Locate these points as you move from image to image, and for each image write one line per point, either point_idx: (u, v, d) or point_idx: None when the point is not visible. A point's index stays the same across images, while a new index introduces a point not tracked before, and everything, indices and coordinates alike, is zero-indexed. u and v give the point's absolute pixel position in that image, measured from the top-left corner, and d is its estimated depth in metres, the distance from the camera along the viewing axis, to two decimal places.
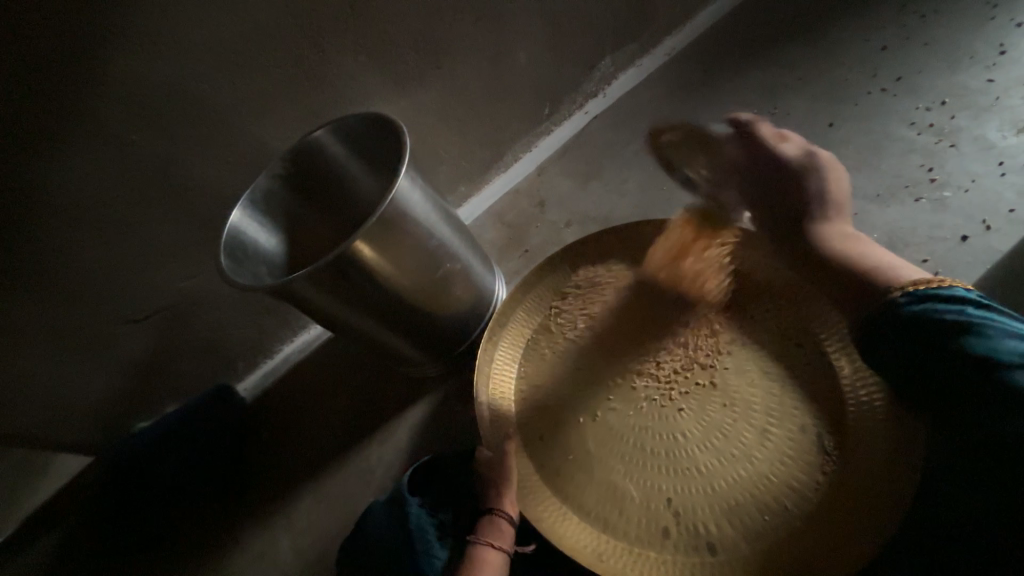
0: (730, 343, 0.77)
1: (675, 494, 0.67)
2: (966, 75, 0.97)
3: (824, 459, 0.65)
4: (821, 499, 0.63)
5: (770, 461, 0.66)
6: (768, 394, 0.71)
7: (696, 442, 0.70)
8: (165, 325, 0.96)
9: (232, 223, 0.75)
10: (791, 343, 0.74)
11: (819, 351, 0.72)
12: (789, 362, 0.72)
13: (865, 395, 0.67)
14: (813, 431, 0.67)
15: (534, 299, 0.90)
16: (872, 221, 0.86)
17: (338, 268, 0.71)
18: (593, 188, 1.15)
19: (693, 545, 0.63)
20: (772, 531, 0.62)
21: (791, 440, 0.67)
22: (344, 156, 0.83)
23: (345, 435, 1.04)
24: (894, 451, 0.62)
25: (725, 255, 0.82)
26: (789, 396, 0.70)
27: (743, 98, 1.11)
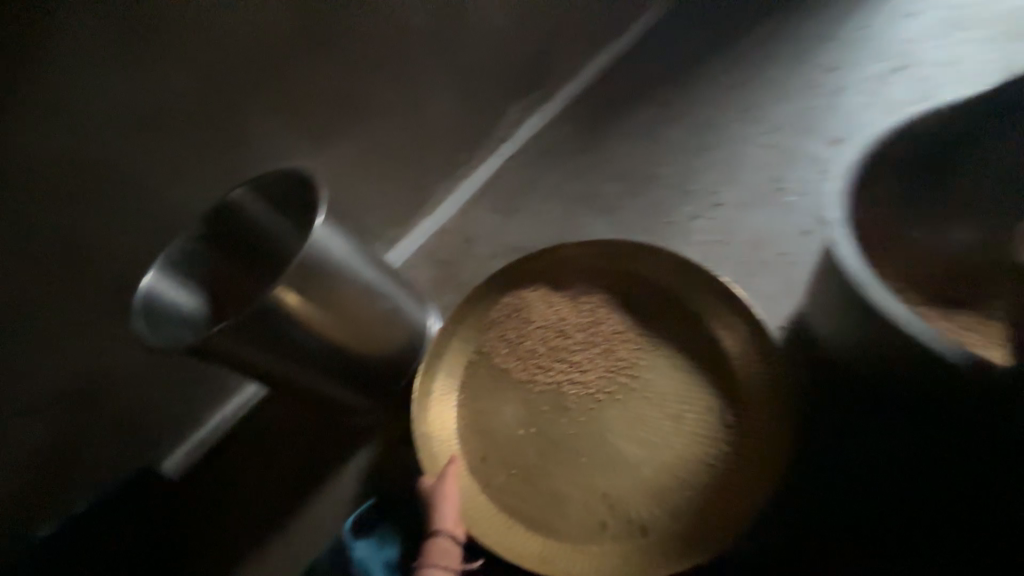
0: (643, 343, 0.86)
1: (609, 488, 0.74)
2: (796, 101, 1.17)
3: (728, 433, 0.74)
4: (728, 469, 0.71)
5: (685, 443, 0.75)
6: (679, 384, 0.80)
7: (622, 437, 0.77)
8: (77, 409, 0.90)
9: (146, 286, 0.74)
10: (692, 337, 0.84)
11: (714, 338, 0.82)
12: (692, 353, 0.82)
13: (752, 370, 0.77)
14: (717, 410, 0.76)
15: (467, 329, 0.95)
16: (740, 227, 1.04)
17: (260, 318, 0.73)
18: (514, 220, 1.24)
19: (626, 531, 0.71)
20: (691, 505, 0.70)
21: (701, 421, 0.76)
22: (264, 212, 0.85)
23: (288, 496, 1.00)
24: (779, 415, 0.72)
25: (629, 268, 0.93)
26: (696, 383, 0.79)
27: (632, 133, 1.27)
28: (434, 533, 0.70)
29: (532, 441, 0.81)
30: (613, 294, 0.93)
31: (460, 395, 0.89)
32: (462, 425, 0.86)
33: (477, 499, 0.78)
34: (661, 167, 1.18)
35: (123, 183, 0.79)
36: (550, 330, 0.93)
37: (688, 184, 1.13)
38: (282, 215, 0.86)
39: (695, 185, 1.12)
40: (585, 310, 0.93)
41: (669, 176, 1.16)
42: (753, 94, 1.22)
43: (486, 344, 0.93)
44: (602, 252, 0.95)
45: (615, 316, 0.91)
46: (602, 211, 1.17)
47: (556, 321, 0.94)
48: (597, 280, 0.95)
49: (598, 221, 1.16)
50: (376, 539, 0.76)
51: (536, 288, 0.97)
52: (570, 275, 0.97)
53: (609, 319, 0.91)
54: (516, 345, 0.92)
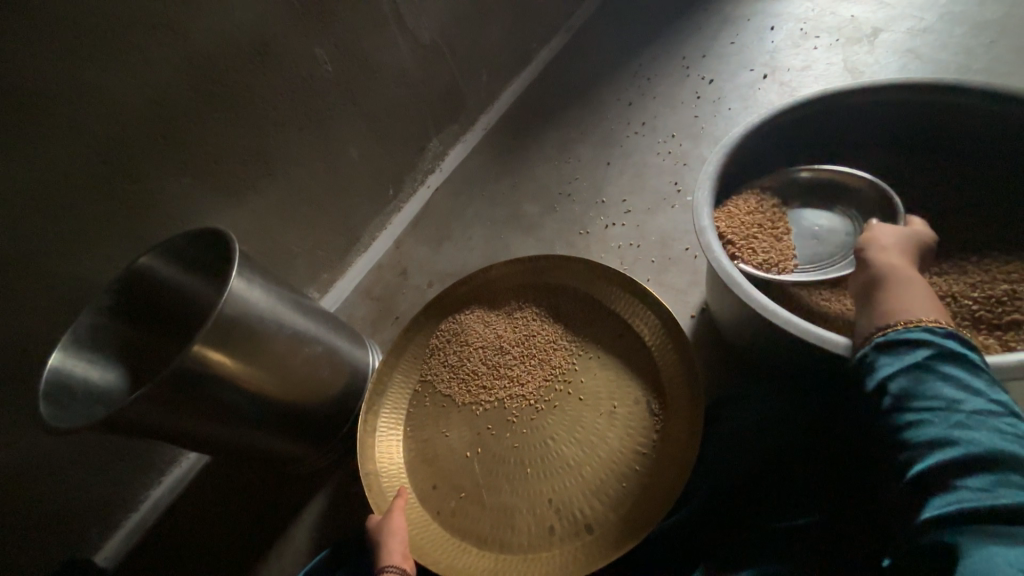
0: (574, 348, 0.91)
1: (554, 493, 0.77)
2: (684, 112, 1.30)
3: (655, 420, 0.79)
4: (659, 454, 0.76)
5: (619, 436, 0.79)
6: (608, 382, 0.85)
7: (563, 441, 0.81)
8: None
9: (52, 365, 0.71)
10: (617, 336, 0.89)
11: (635, 333, 0.88)
12: (617, 350, 0.88)
13: (669, 359, 0.83)
14: (644, 400, 0.81)
15: (407, 360, 0.96)
16: (649, 230, 1.12)
17: (178, 382, 0.71)
18: (446, 248, 1.28)
19: (575, 532, 0.73)
20: (630, 495, 0.74)
21: (631, 413, 0.81)
22: (179, 274, 0.84)
23: (237, 564, 0.94)
24: (696, 398, 0.78)
25: (553, 281, 0.99)
26: (622, 378, 0.85)
27: (547, 153, 1.36)
28: (381, 570, 0.67)
29: (479, 460, 0.83)
30: (542, 307, 0.98)
31: (406, 427, 0.90)
32: (409, 457, 0.86)
33: (429, 527, 0.78)
34: (575, 183, 1.26)
35: (15, 261, 0.76)
36: (488, 349, 0.96)
37: (600, 196, 1.22)
38: (199, 274, 0.85)
39: (607, 196, 1.21)
40: (518, 325, 0.98)
41: (583, 190, 1.24)
42: (647, 109, 1.34)
43: (427, 372, 0.95)
44: (528, 269, 1.01)
45: (546, 328, 0.95)
46: (527, 230, 1.23)
47: (493, 339, 0.97)
48: (526, 296, 1.00)
49: (523, 240, 1.22)
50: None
51: (470, 311, 1.00)
52: (500, 295, 1.01)
53: (541, 331, 0.95)
54: (456, 369, 0.94)
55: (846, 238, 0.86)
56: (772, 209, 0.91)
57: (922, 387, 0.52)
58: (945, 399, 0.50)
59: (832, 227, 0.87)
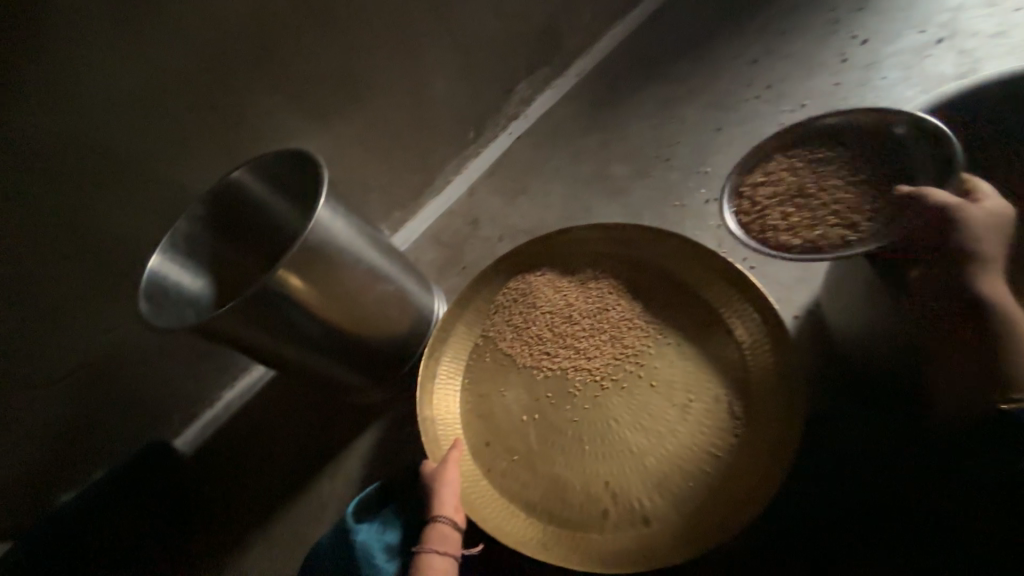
0: (651, 330, 0.84)
1: (611, 476, 0.74)
2: (821, 78, 1.11)
3: (735, 423, 0.73)
4: (736, 460, 0.71)
5: (692, 432, 0.74)
6: (686, 372, 0.79)
7: (627, 425, 0.77)
8: (90, 382, 0.93)
9: (152, 266, 0.75)
10: (704, 323, 0.81)
11: (724, 324, 0.80)
12: (703, 340, 0.80)
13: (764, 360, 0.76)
14: (725, 399, 0.75)
15: (472, 313, 0.93)
16: None
17: (263, 301, 0.73)
18: (521, 202, 1.21)
19: (630, 520, 0.71)
20: (696, 495, 0.70)
21: (708, 410, 0.75)
22: (267, 193, 0.84)
23: (294, 474, 1.01)
24: (790, 406, 0.71)
25: (639, 252, 0.91)
26: (704, 369, 0.78)
27: (646, 110, 1.22)
28: (435, 519, 0.72)
29: (535, 427, 0.81)
30: (621, 280, 0.90)
31: (464, 379, 0.89)
32: (465, 409, 0.86)
33: (479, 482, 0.78)
34: (675, 148, 1.13)
35: (123, 161, 0.79)
36: (556, 315, 0.91)
37: (704, 165, 1.09)
38: (286, 197, 0.86)
39: (711, 167, 1.08)
40: (593, 295, 0.91)
41: (683, 157, 1.11)
42: (775, 71, 1.15)
43: (490, 328, 0.92)
44: (612, 235, 0.92)
45: (623, 303, 0.89)
46: (612, 194, 1.13)
47: (563, 305, 0.92)
48: (606, 265, 0.93)
49: (607, 204, 1.12)
50: (379, 522, 0.78)
51: (542, 272, 0.95)
52: (577, 260, 0.95)
53: (616, 305, 0.89)
54: (520, 330, 0.91)
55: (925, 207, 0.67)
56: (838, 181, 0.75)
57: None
58: None
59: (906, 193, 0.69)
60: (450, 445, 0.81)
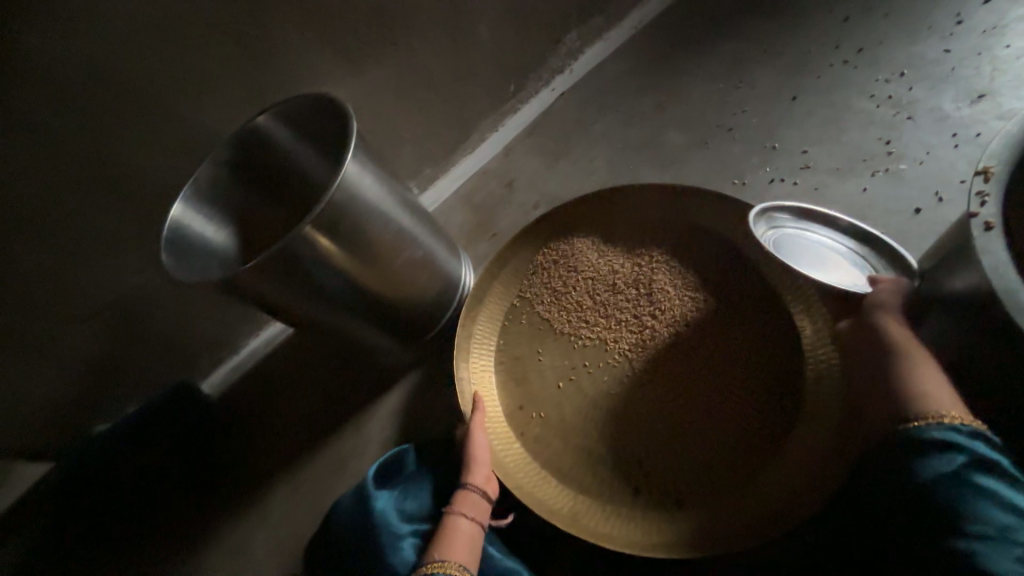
0: (698, 312, 0.82)
1: (644, 454, 0.74)
2: (925, 45, 0.96)
3: (781, 416, 0.72)
4: (779, 452, 0.69)
5: (732, 420, 0.73)
6: (731, 358, 0.77)
7: (664, 405, 0.77)
8: (121, 321, 0.93)
9: (174, 215, 0.71)
10: (758, 308, 0.79)
11: (784, 313, 0.77)
12: (754, 324, 0.79)
13: (824, 353, 0.73)
14: (773, 390, 0.73)
15: (511, 272, 0.93)
16: (830, 197, 0.89)
17: (289, 258, 0.69)
18: (562, 166, 1.12)
19: (661, 500, 0.71)
20: (735, 483, 0.69)
21: (753, 399, 0.74)
22: (294, 143, 0.80)
23: (314, 428, 1.01)
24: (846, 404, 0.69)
25: (687, 229, 0.89)
26: (752, 357, 0.76)
27: (710, 72, 1.09)
28: (465, 487, 0.75)
29: (570, 395, 0.81)
30: (670, 254, 0.88)
31: (500, 340, 0.89)
32: (499, 369, 0.87)
33: (512, 446, 0.79)
34: (740, 116, 1.01)
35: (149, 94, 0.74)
36: (599, 283, 0.90)
37: (772, 138, 0.97)
38: (313, 146, 0.81)
39: (781, 141, 0.96)
40: (639, 267, 0.89)
41: (748, 127, 0.99)
42: (869, 33, 1.00)
43: (529, 289, 0.92)
44: (661, 207, 0.90)
45: (670, 280, 0.86)
46: (664, 164, 1.03)
47: (608, 274, 0.91)
48: (655, 238, 0.90)
49: (656, 176, 1.02)
50: (396, 491, 0.79)
51: (586, 238, 0.93)
52: (623, 230, 0.92)
53: (662, 281, 0.86)
54: (560, 296, 0.90)
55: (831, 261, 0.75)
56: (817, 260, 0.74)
57: (987, 470, 0.55)
58: (997, 527, 0.51)
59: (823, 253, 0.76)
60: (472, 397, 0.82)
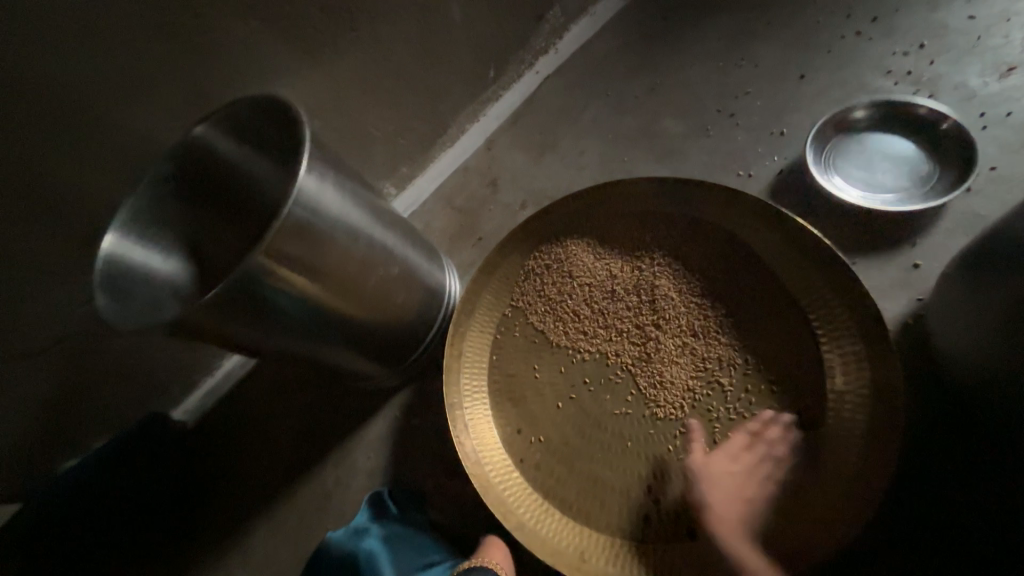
0: (706, 318, 0.75)
1: (654, 481, 0.69)
2: (946, 12, 0.87)
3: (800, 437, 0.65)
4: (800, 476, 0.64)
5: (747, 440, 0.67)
6: (746, 370, 0.70)
7: (674, 425, 0.71)
8: (76, 358, 0.83)
9: (106, 250, 0.62)
10: (773, 313, 0.72)
11: (805, 319, 0.70)
12: (767, 330, 0.71)
13: (847, 360, 0.66)
14: (792, 406, 0.67)
15: (500, 279, 0.85)
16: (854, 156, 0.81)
17: (240, 296, 0.60)
18: (549, 161, 1.03)
19: (673, 530, 0.66)
20: (755, 513, 0.64)
21: (771, 417, 0.67)
22: (244, 155, 0.71)
23: (296, 457, 0.94)
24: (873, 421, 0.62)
25: (688, 225, 0.80)
26: (765, 369, 0.69)
27: (708, 49, 0.99)
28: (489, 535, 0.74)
29: (571, 416, 0.75)
30: (673, 255, 0.80)
31: (492, 356, 0.82)
32: (494, 389, 0.80)
33: (511, 475, 0.73)
34: (744, 99, 0.92)
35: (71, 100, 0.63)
36: (597, 289, 0.82)
37: (779, 123, 0.88)
38: (268, 155, 0.70)
39: (789, 126, 0.87)
40: (639, 270, 0.81)
41: (753, 111, 0.90)
42: None
43: (521, 299, 0.85)
44: (659, 202, 0.82)
45: (675, 284, 0.78)
46: (661, 156, 0.94)
47: (606, 279, 0.82)
48: (656, 236, 0.82)
49: (653, 168, 0.93)
50: (386, 536, 0.72)
51: (581, 240, 0.85)
52: (621, 228, 0.84)
53: (666, 286, 0.79)
54: (555, 305, 0.83)
55: (873, 178, 0.79)
56: (858, 170, 0.80)
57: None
58: None
59: (875, 167, 0.80)
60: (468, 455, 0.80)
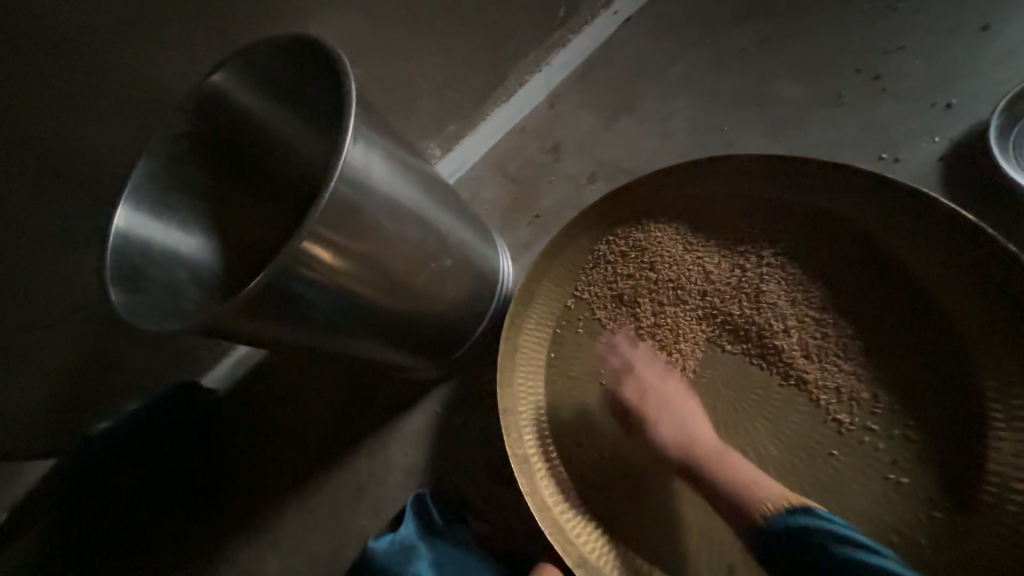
0: (822, 336, 0.62)
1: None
2: None
3: (936, 497, 0.54)
4: (932, 545, 0.53)
5: (867, 493, 0.56)
6: (871, 408, 0.58)
7: (774, 463, 0.59)
8: (102, 322, 0.77)
9: (118, 228, 0.53)
10: (910, 341, 0.59)
11: (953, 349, 0.57)
12: (900, 361, 0.59)
13: (1012, 412, 0.54)
14: (931, 460, 0.55)
15: (563, 266, 0.73)
16: None
17: (275, 295, 0.49)
18: (624, 125, 0.86)
19: None
20: None
21: (902, 469, 0.56)
22: (273, 109, 0.60)
23: (328, 441, 0.89)
24: None
25: (807, 218, 0.66)
26: (898, 408, 0.58)
27: None
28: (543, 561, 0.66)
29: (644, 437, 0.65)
30: (784, 255, 0.66)
31: (550, 355, 0.71)
32: (552, 395, 0.69)
33: (571, 497, 0.64)
34: (897, 55, 0.74)
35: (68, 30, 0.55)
36: (684, 284, 0.69)
37: (945, 89, 0.72)
38: (290, 106, 0.59)
39: (958, 96, 0.71)
40: (739, 268, 0.67)
41: (909, 72, 0.73)
42: None
43: (589, 289, 0.72)
44: (771, 186, 0.66)
45: (783, 290, 0.65)
46: (768, 129, 0.77)
47: (696, 274, 0.69)
48: (763, 229, 0.67)
49: (759, 142, 0.77)
50: (435, 561, 0.66)
51: (668, 225, 0.71)
52: (718, 215, 0.69)
53: (774, 291, 0.65)
54: (628, 300, 0.70)
55: None
56: None
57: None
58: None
59: None
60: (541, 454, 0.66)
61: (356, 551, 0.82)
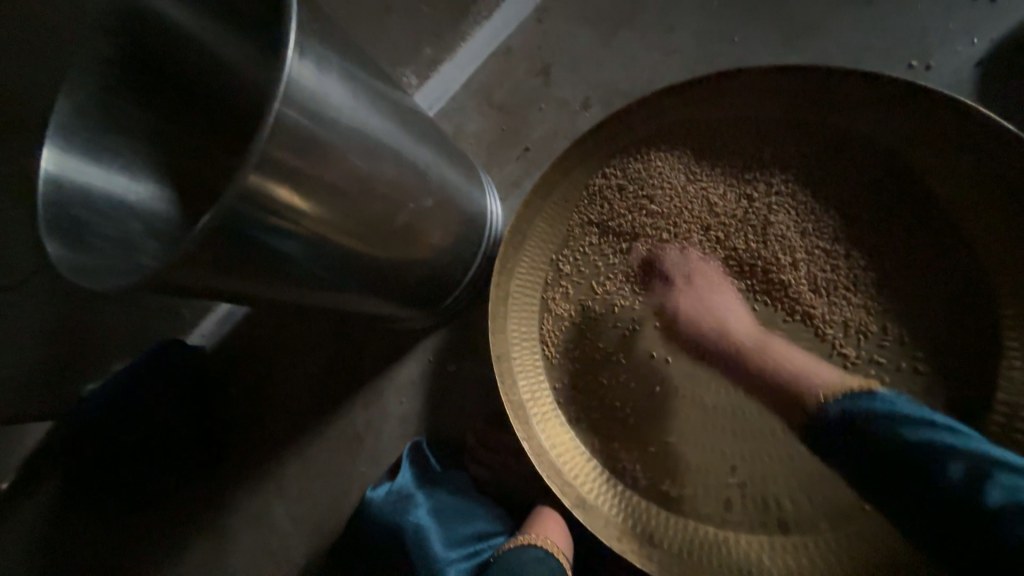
0: (833, 269, 0.58)
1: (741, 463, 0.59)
2: None
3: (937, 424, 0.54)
4: None
5: None
6: (876, 340, 0.56)
7: None
8: None
9: (44, 174, 0.46)
10: (920, 268, 0.56)
11: (965, 275, 0.54)
12: (910, 290, 0.56)
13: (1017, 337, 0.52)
14: (935, 390, 0.54)
15: (556, 202, 0.67)
16: None
17: (232, 243, 0.43)
18: (622, 41, 0.76)
19: (762, 521, 0.56)
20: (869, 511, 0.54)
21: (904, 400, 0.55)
22: (213, 28, 0.51)
23: (322, 393, 0.87)
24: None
25: (823, 138, 0.59)
26: (903, 339, 0.56)
27: None
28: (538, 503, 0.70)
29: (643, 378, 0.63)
30: (796, 181, 0.60)
31: (544, 299, 0.67)
32: (547, 340, 0.66)
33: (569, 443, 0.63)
34: None
35: None
36: (687, 219, 0.64)
37: None
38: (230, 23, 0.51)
39: None
40: (745, 197, 0.62)
41: None
42: None
43: (584, 228, 0.67)
44: (785, 103, 0.60)
45: (794, 219, 0.60)
46: (782, 39, 0.68)
47: (701, 207, 0.63)
48: (773, 153, 0.61)
49: (773, 56, 0.69)
50: (432, 507, 0.69)
51: (671, 152, 0.64)
52: (725, 139, 0.63)
53: (784, 223, 0.60)
54: (624, 237, 0.66)
55: None
56: None
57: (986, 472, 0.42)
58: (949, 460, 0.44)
59: None
60: (537, 403, 0.64)
61: (360, 495, 0.83)
